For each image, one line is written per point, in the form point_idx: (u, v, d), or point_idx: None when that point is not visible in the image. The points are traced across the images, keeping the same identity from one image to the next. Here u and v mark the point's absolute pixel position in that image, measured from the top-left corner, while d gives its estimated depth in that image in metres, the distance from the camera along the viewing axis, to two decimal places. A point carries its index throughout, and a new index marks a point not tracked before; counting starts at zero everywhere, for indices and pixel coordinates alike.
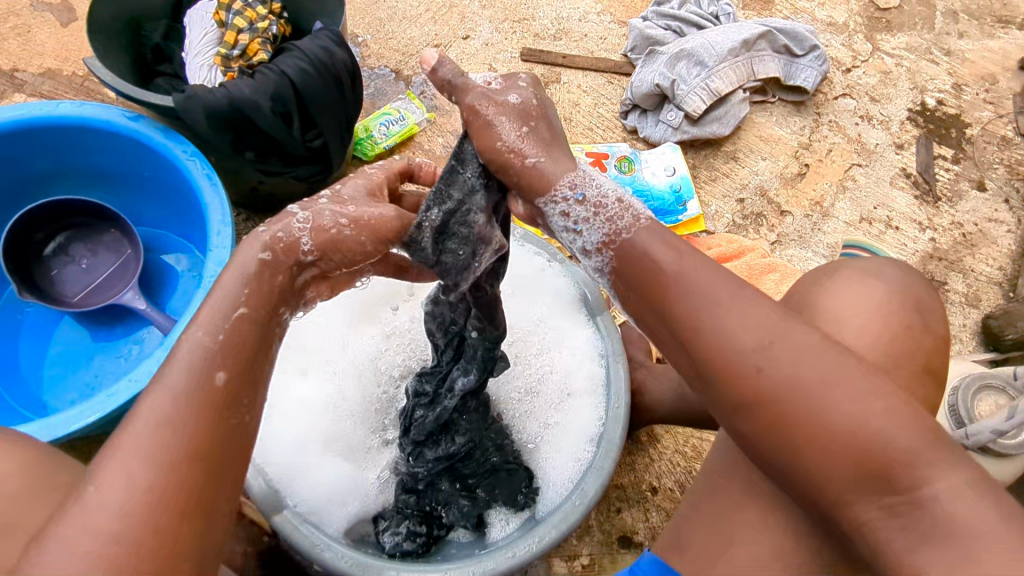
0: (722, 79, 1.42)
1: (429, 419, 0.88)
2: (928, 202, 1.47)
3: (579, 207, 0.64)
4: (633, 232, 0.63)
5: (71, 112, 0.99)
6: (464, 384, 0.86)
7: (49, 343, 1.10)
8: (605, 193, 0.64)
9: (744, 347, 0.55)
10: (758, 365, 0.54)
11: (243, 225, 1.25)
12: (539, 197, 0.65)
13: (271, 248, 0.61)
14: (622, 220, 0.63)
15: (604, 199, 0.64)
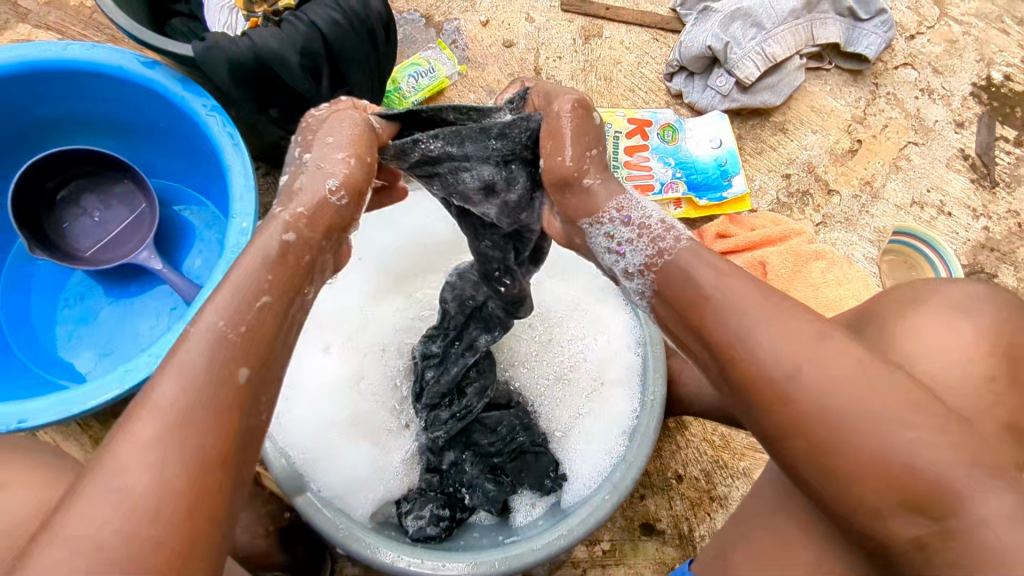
0: (780, 43, 1.32)
1: (442, 378, 0.90)
2: (984, 187, 1.39)
3: (623, 229, 0.59)
4: (676, 252, 0.55)
5: (81, 55, 0.91)
6: (487, 343, 0.88)
7: (63, 298, 1.06)
8: (649, 219, 0.59)
9: (773, 373, 0.48)
10: (788, 392, 0.47)
11: (263, 180, 1.18)
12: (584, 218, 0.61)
13: (296, 228, 0.54)
14: (664, 242, 0.57)
15: (647, 225, 0.59)
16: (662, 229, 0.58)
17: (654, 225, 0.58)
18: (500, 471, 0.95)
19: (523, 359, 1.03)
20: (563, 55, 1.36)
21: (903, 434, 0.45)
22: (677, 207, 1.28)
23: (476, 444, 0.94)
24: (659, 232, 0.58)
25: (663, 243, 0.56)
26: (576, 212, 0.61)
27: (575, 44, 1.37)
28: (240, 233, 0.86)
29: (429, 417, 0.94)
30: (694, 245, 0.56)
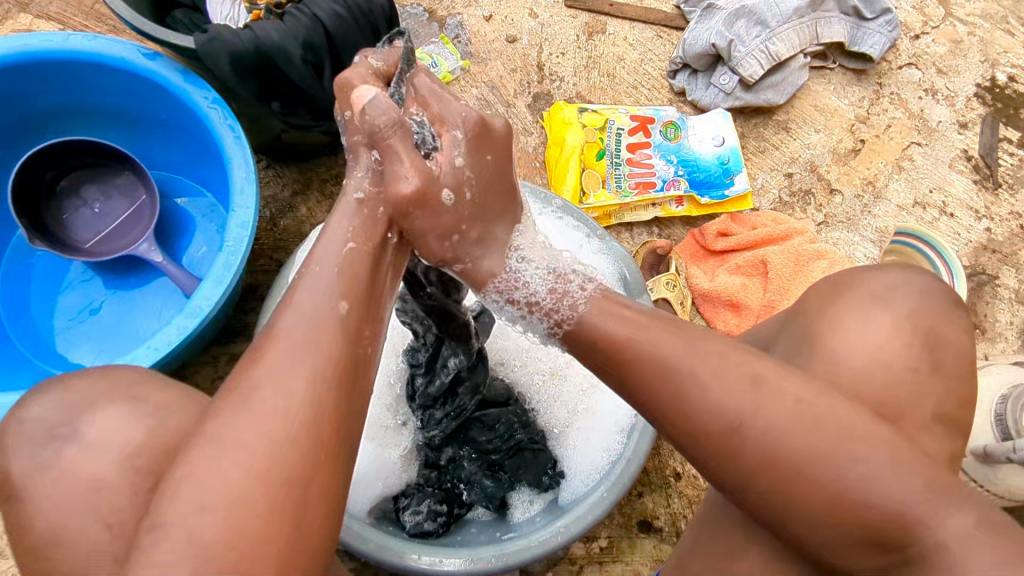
0: (784, 42, 1.32)
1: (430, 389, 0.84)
2: (987, 188, 1.38)
3: (514, 304, 0.61)
4: (576, 320, 0.57)
5: (82, 46, 0.90)
6: (456, 364, 0.81)
7: (63, 288, 1.06)
8: (535, 291, 0.60)
9: (728, 416, 0.50)
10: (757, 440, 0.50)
11: (264, 173, 1.17)
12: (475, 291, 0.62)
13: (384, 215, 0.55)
14: (558, 313, 0.58)
15: (534, 300, 0.60)
16: (555, 295, 0.59)
17: (546, 290, 0.59)
18: (497, 467, 0.95)
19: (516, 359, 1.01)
20: (567, 51, 1.36)
21: (855, 469, 0.48)
22: (679, 204, 1.27)
23: (473, 440, 0.93)
24: (551, 299, 0.59)
25: (559, 312, 0.58)
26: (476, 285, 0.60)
27: (578, 40, 1.37)
28: (240, 226, 0.86)
29: (423, 416, 0.89)
30: (596, 299, 0.58)
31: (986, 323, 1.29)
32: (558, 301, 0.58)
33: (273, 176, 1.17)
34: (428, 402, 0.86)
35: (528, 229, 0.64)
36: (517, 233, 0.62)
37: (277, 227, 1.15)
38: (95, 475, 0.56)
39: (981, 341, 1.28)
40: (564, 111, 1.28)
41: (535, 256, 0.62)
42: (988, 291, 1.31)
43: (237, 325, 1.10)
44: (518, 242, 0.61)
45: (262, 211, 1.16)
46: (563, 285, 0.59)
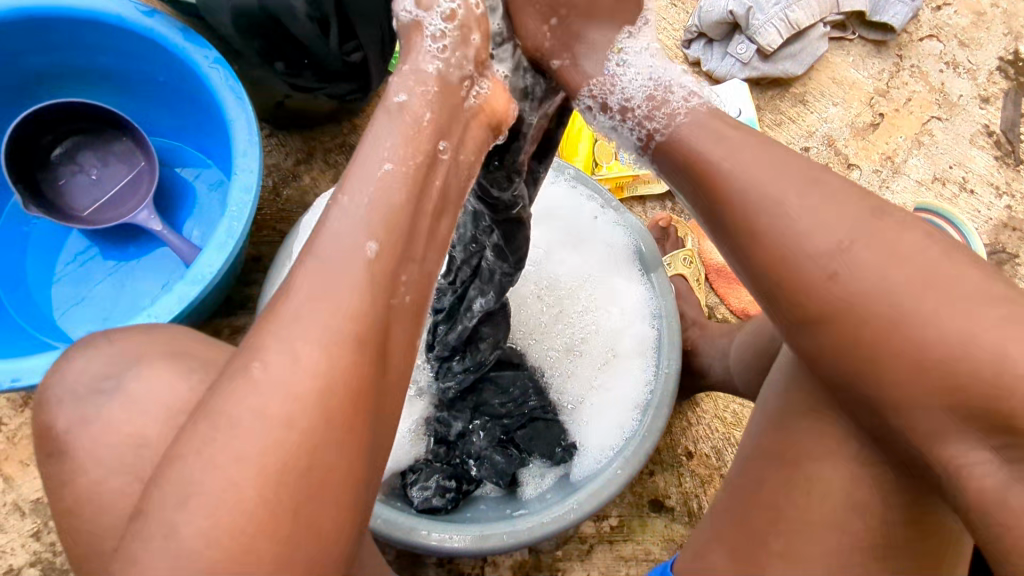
0: (804, 9, 1.27)
1: (450, 335, 0.82)
2: (1008, 164, 1.35)
3: (611, 99, 0.60)
4: (672, 133, 0.57)
5: (77, 2, 0.87)
6: (482, 306, 0.78)
7: (59, 258, 1.02)
8: (631, 94, 0.60)
9: None
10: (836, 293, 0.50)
11: (267, 141, 1.14)
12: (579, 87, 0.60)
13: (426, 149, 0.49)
14: (655, 120, 0.57)
15: (631, 103, 0.60)
16: (655, 91, 0.59)
17: (645, 86, 0.60)
18: (509, 444, 0.93)
19: (534, 330, 0.99)
20: None
21: None
22: None
23: (486, 403, 0.93)
24: (649, 98, 0.59)
25: (659, 120, 0.57)
26: (572, 83, 0.60)
27: None
28: (243, 190, 0.83)
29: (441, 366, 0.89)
30: (698, 113, 0.57)
31: None
32: (666, 104, 0.58)
33: (277, 145, 1.14)
34: (449, 350, 0.85)
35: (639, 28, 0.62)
36: (629, 34, 0.61)
37: (280, 196, 1.12)
38: (115, 438, 0.55)
39: None
40: None
41: (643, 58, 0.61)
42: (1007, 270, 1.28)
43: (240, 297, 1.07)
44: (632, 34, 0.61)
45: (266, 180, 1.12)
46: (668, 88, 0.59)
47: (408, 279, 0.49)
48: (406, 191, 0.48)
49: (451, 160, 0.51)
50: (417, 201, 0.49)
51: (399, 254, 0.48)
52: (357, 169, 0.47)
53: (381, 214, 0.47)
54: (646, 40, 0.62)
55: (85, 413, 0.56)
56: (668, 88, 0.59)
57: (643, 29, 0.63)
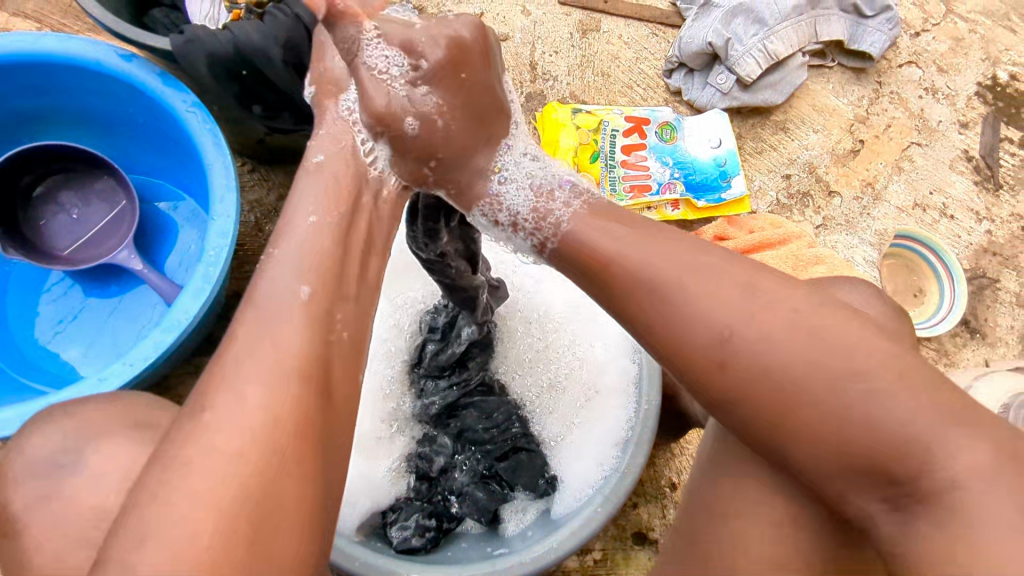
0: (782, 40, 1.29)
1: (441, 353, 0.94)
2: (987, 189, 1.36)
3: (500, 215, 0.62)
4: (560, 233, 0.59)
5: (55, 47, 0.87)
6: (469, 333, 0.92)
7: (40, 298, 1.02)
8: (518, 210, 0.62)
9: None
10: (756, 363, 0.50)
11: (249, 176, 1.14)
12: (469, 206, 0.62)
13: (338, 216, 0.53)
14: (543, 230, 0.60)
15: (518, 218, 0.62)
16: (534, 204, 0.61)
17: (528, 195, 0.62)
18: (491, 479, 0.93)
19: (517, 365, 1.00)
20: (560, 49, 1.33)
21: None
22: (674, 208, 1.25)
23: (470, 429, 0.95)
24: (530, 209, 0.61)
25: (546, 228, 0.60)
26: (466, 204, 0.62)
27: (572, 38, 1.34)
28: (220, 234, 0.83)
29: (426, 386, 0.97)
30: (579, 214, 0.60)
31: (986, 327, 1.27)
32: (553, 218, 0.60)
33: (259, 180, 1.14)
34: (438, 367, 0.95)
35: (517, 138, 0.64)
36: (505, 148, 0.63)
37: (262, 232, 1.12)
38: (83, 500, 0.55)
39: (982, 346, 1.26)
40: (557, 112, 1.25)
41: (525, 163, 0.64)
42: (987, 295, 1.29)
43: (222, 335, 1.07)
44: (510, 143, 0.63)
45: (248, 216, 1.12)
46: (546, 207, 0.61)
47: (344, 317, 0.51)
48: (335, 234, 0.52)
49: (374, 204, 0.57)
50: (344, 247, 0.52)
51: (330, 293, 0.50)
52: (285, 229, 0.51)
53: (309, 262, 0.50)
54: (522, 146, 0.65)
55: (65, 483, 0.58)
56: (548, 208, 0.61)
57: (517, 131, 0.64)
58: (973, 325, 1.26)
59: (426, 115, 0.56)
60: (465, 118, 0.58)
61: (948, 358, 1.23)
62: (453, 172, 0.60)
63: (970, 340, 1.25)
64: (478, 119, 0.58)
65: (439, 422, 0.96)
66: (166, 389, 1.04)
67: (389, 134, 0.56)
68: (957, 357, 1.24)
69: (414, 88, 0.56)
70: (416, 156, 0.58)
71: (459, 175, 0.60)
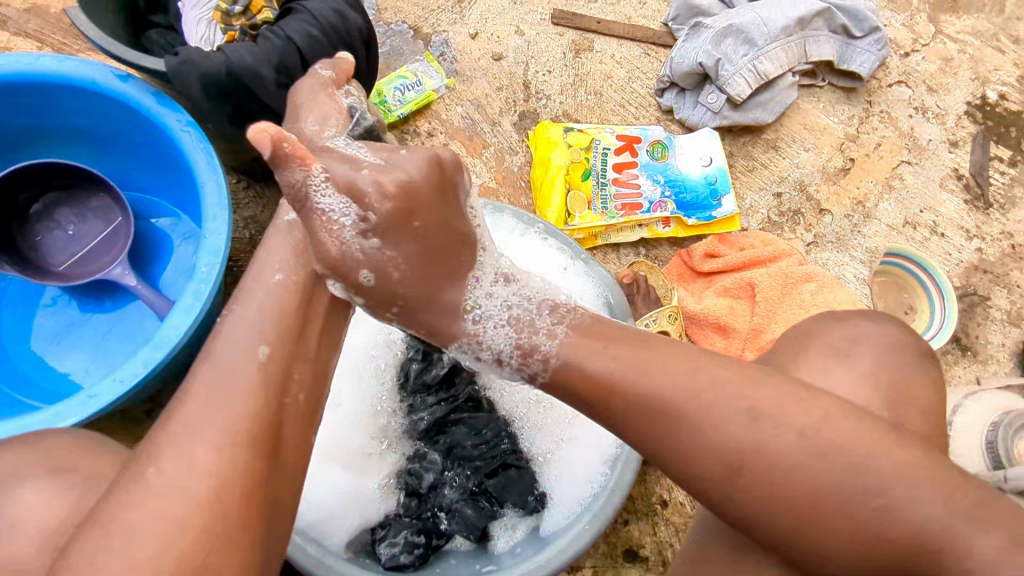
0: (772, 60, 1.31)
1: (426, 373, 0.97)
2: (978, 207, 1.37)
3: (482, 352, 0.67)
4: (548, 373, 0.63)
5: (52, 68, 0.89)
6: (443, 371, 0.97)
7: (35, 314, 1.03)
8: (500, 347, 0.66)
9: None
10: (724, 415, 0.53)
11: (244, 193, 1.15)
12: (450, 343, 0.67)
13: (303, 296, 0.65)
14: (532, 365, 0.63)
15: (502, 356, 0.66)
16: (513, 336, 0.65)
17: (508, 334, 0.65)
18: (480, 495, 0.94)
19: (506, 382, 1.01)
20: (554, 68, 1.35)
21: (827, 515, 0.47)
22: (666, 225, 1.26)
23: (459, 446, 0.95)
24: (511, 347, 0.65)
25: (532, 369, 0.63)
26: (443, 342, 0.67)
27: (565, 57, 1.36)
28: (211, 252, 0.84)
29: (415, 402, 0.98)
30: (569, 339, 0.62)
31: (977, 345, 1.27)
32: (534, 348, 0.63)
33: (254, 197, 1.15)
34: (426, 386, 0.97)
35: (489, 255, 0.69)
36: (472, 282, 0.66)
37: (257, 248, 1.13)
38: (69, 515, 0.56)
39: (972, 363, 1.26)
40: (550, 130, 1.26)
41: (498, 293, 0.67)
42: (978, 312, 1.29)
43: None
44: (478, 276, 0.67)
45: (242, 232, 1.14)
46: (533, 327, 0.65)
47: (299, 377, 0.62)
48: (295, 295, 0.65)
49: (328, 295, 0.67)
50: (306, 306, 0.65)
51: (288, 353, 0.62)
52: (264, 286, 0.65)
53: (274, 323, 0.62)
54: (491, 268, 0.68)
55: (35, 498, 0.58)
56: (538, 331, 0.64)
57: (485, 253, 0.69)
58: (964, 343, 1.27)
59: (380, 215, 0.59)
60: (421, 272, 0.62)
61: None
62: (429, 290, 0.63)
63: (960, 357, 1.26)
64: (434, 254, 0.62)
65: (429, 439, 0.97)
66: (158, 404, 1.05)
67: (365, 227, 0.59)
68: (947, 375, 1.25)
69: (364, 238, 0.59)
70: (385, 259, 0.61)
71: (425, 316, 0.65)
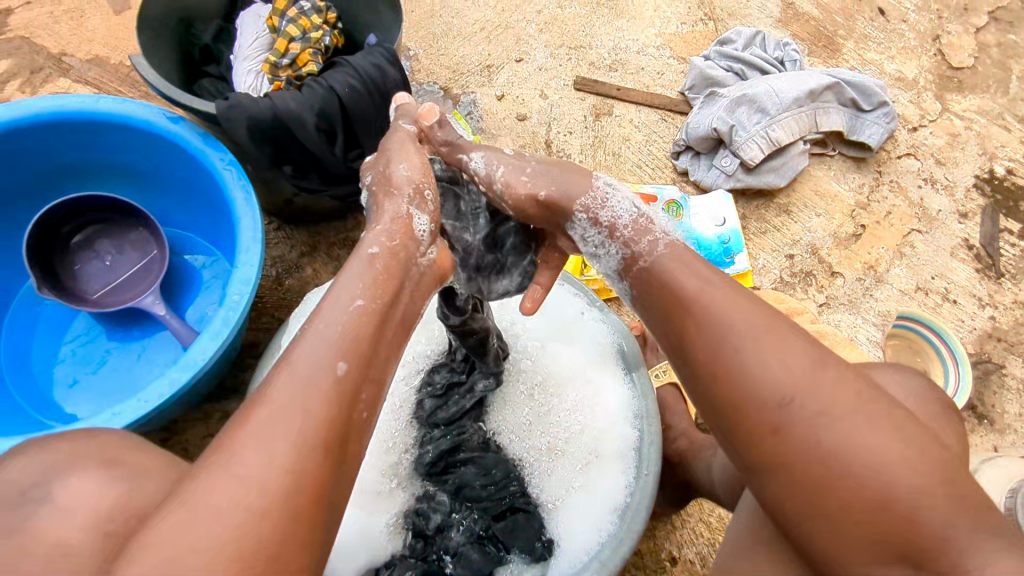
0: (784, 128, 1.37)
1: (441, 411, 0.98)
2: (989, 277, 1.38)
3: (592, 229, 0.68)
4: (654, 257, 0.64)
5: (111, 107, 0.96)
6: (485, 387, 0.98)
7: (66, 338, 1.07)
8: (620, 215, 0.67)
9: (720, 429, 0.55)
10: (779, 424, 0.53)
11: (274, 234, 1.20)
12: (566, 222, 0.69)
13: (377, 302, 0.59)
14: (638, 244, 0.65)
15: (616, 228, 0.67)
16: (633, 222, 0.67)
17: (622, 217, 0.67)
18: (488, 540, 0.92)
19: (518, 427, 1.01)
20: (574, 130, 1.42)
21: None
22: None
23: (467, 486, 0.95)
24: (629, 231, 0.66)
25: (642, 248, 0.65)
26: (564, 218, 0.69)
27: (586, 120, 1.43)
28: (242, 282, 0.88)
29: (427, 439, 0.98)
30: (675, 248, 0.64)
31: (993, 413, 1.26)
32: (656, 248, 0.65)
33: (283, 238, 1.20)
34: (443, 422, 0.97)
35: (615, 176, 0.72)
36: (606, 181, 0.69)
37: (281, 285, 1.17)
38: None
39: (989, 432, 1.25)
40: None
41: (625, 199, 0.69)
42: (994, 380, 1.29)
43: (233, 382, 1.10)
44: (608, 181, 0.69)
45: (269, 270, 1.18)
46: (645, 223, 0.67)
47: (366, 398, 0.56)
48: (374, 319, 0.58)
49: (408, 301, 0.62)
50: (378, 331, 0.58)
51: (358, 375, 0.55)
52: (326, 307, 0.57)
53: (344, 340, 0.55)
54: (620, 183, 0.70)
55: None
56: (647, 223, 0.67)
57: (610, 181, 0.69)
58: (980, 411, 1.26)
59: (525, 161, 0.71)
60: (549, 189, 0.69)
61: None
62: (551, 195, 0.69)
63: (977, 425, 1.25)
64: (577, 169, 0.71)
65: (438, 479, 0.96)
66: (174, 433, 1.07)
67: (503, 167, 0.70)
68: None
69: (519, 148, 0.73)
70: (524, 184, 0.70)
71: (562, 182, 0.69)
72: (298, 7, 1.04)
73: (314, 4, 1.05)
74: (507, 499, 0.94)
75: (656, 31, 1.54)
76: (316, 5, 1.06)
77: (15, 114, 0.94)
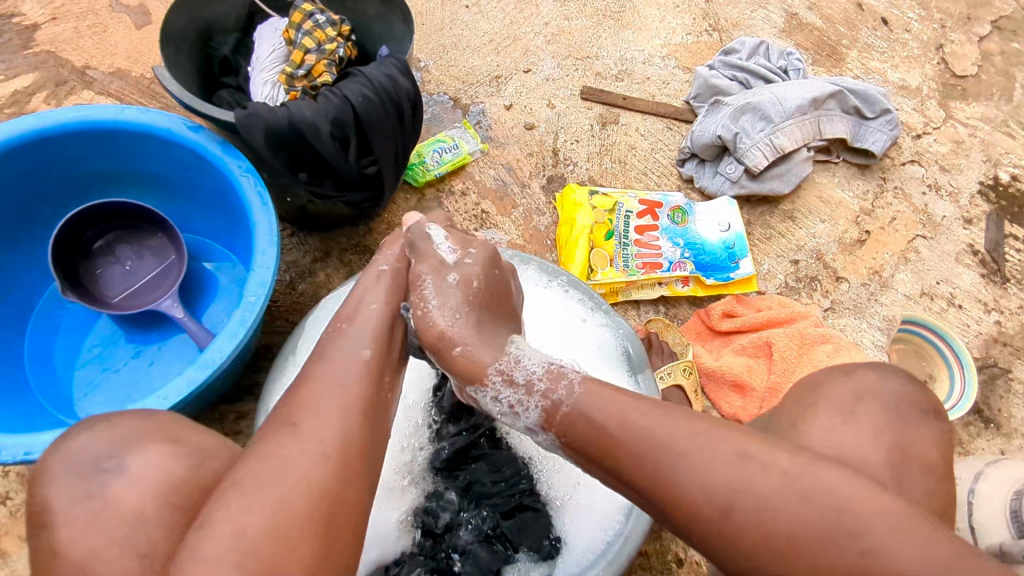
0: (787, 135, 1.39)
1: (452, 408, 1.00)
2: (994, 282, 1.39)
3: (506, 392, 0.74)
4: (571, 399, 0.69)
5: (135, 117, 1.00)
6: None
7: (87, 342, 1.10)
8: (531, 373, 0.74)
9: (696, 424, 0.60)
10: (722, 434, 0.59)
11: (288, 240, 1.24)
12: (471, 386, 0.77)
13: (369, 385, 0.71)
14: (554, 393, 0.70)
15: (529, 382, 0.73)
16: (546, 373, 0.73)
17: (534, 373, 0.73)
18: (495, 539, 0.94)
19: None
20: (581, 138, 1.44)
21: None
22: (685, 284, 1.31)
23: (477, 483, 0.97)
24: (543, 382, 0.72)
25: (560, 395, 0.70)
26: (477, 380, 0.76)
27: (593, 129, 1.46)
28: (259, 284, 0.91)
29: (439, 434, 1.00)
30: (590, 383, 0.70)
31: (1000, 418, 1.27)
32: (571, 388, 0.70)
33: (296, 243, 1.24)
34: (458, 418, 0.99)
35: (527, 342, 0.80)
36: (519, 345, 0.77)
37: (295, 290, 1.20)
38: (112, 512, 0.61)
39: (996, 436, 1.25)
40: (576, 192, 1.34)
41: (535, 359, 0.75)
42: (1000, 384, 1.30)
43: (247, 385, 1.13)
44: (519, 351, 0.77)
45: (283, 275, 1.21)
46: (558, 374, 0.72)
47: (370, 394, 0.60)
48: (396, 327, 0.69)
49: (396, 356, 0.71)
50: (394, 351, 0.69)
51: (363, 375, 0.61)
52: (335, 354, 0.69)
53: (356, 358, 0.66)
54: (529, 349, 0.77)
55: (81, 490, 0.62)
56: (558, 374, 0.72)
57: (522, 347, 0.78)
58: (986, 415, 1.26)
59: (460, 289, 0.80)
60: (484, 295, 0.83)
61: (961, 446, 1.23)
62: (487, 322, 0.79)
63: (984, 430, 1.25)
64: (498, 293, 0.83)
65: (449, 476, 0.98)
66: None
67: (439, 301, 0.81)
68: (971, 446, 1.24)
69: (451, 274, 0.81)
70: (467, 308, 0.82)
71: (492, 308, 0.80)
72: (314, 20, 1.08)
73: (328, 17, 1.09)
74: (516, 496, 0.97)
75: (662, 42, 1.57)
76: (331, 18, 1.09)
77: (42, 123, 0.98)
